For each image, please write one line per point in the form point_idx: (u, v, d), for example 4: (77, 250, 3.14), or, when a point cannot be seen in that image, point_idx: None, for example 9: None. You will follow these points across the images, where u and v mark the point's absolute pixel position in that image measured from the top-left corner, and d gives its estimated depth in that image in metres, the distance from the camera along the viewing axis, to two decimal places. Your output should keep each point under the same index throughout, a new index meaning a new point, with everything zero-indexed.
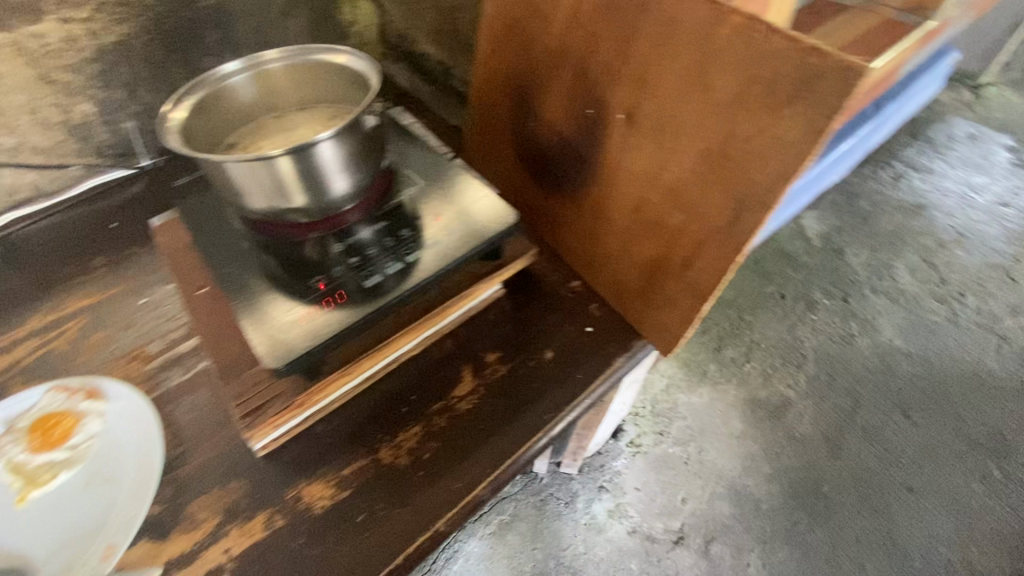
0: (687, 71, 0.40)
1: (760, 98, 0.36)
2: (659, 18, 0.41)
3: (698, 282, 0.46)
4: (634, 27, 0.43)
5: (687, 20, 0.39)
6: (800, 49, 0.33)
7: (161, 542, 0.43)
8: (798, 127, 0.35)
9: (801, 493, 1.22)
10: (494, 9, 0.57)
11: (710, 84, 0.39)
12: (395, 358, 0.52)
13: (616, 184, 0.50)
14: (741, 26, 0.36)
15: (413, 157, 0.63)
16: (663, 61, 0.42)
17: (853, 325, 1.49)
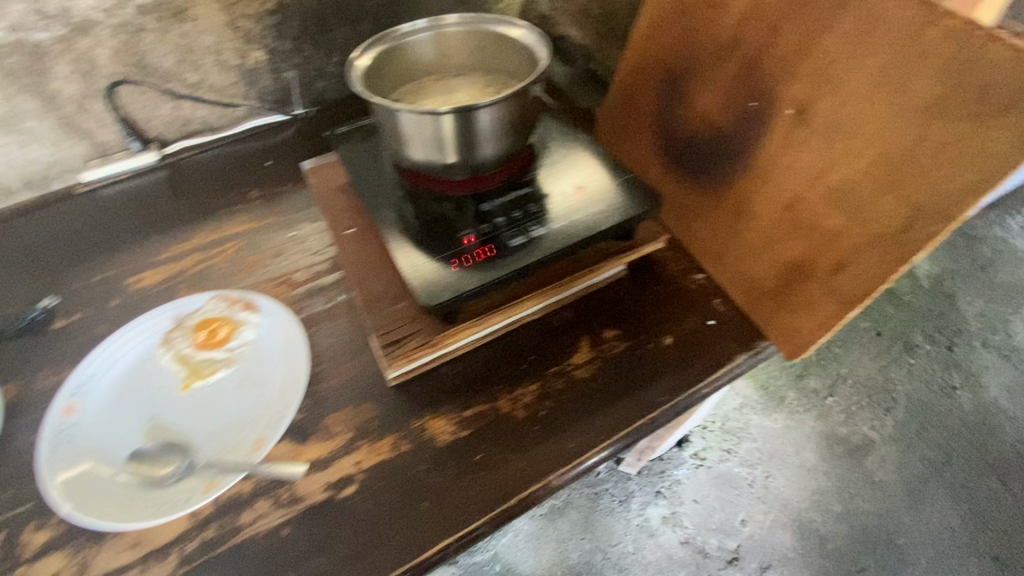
0: (882, 72, 0.41)
1: (967, 105, 0.37)
2: (861, 18, 0.41)
3: (848, 289, 0.45)
4: (828, 23, 0.43)
5: (893, 20, 0.40)
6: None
7: (301, 445, 0.48)
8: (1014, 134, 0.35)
9: (871, 539, 1.15)
10: None
11: (907, 86, 0.39)
12: (519, 318, 0.55)
13: (769, 181, 0.50)
14: (956, 29, 0.37)
15: (556, 135, 0.64)
16: (855, 60, 0.42)
17: (955, 376, 1.38)
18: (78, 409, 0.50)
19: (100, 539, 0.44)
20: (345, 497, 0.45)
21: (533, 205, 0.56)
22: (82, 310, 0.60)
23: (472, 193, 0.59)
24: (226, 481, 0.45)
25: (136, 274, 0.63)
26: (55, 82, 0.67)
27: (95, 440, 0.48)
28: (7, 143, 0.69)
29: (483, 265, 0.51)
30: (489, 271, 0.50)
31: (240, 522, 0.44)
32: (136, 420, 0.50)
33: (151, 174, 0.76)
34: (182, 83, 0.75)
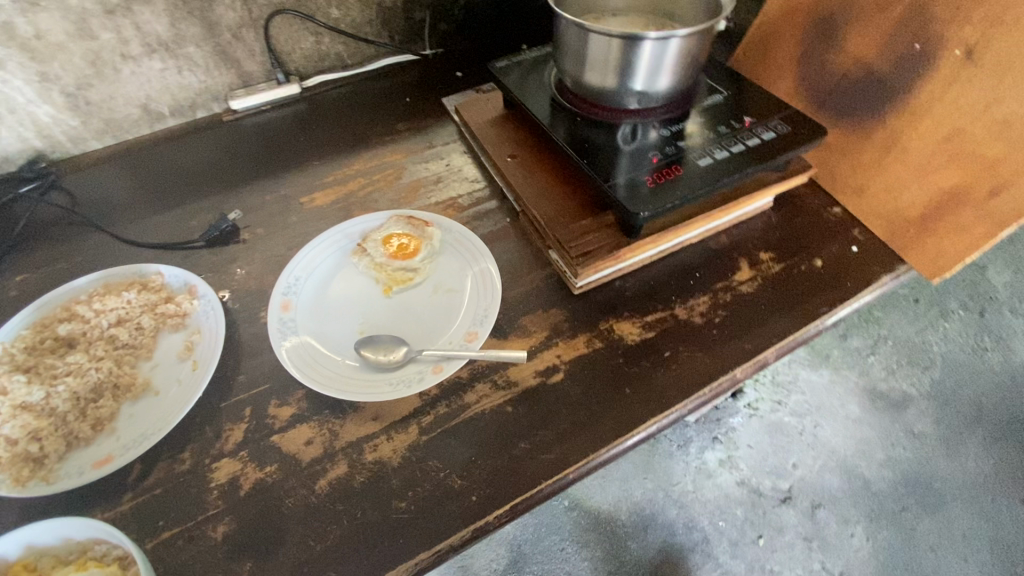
0: None
1: None
2: None
3: (1003, 210, 0.51)
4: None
5: None
6: None
7: (504, 340, 0.53)
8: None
9: (912, 483, 1.25)
10: None
11: None
12: (683, 240, 0.60)
13: (929, 116, 0.55)
14: None
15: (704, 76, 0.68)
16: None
17: (985, 340, 1.47)
18: (294, 305, 0.54)
19: (341, 414, 0.49)
20: (556, 382, 0.51)
21: (698, 136, 0.61)
22: (264, 225, 0.64)
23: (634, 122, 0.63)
24: (451, 366, 0.50)
25: (308, 195, 0.67)
26: (220, 9, 0.70)
27: (317, 332, 0.53)
28: (168, 68, 0.72)
29: (663, 186, 0.56)
30: (671, 191, 0.55)
31: (467, 401, 0.49)
32: (349, 318, 0.55)
33: (291, 107, 0.79)
34: (326, 17, 0.78)
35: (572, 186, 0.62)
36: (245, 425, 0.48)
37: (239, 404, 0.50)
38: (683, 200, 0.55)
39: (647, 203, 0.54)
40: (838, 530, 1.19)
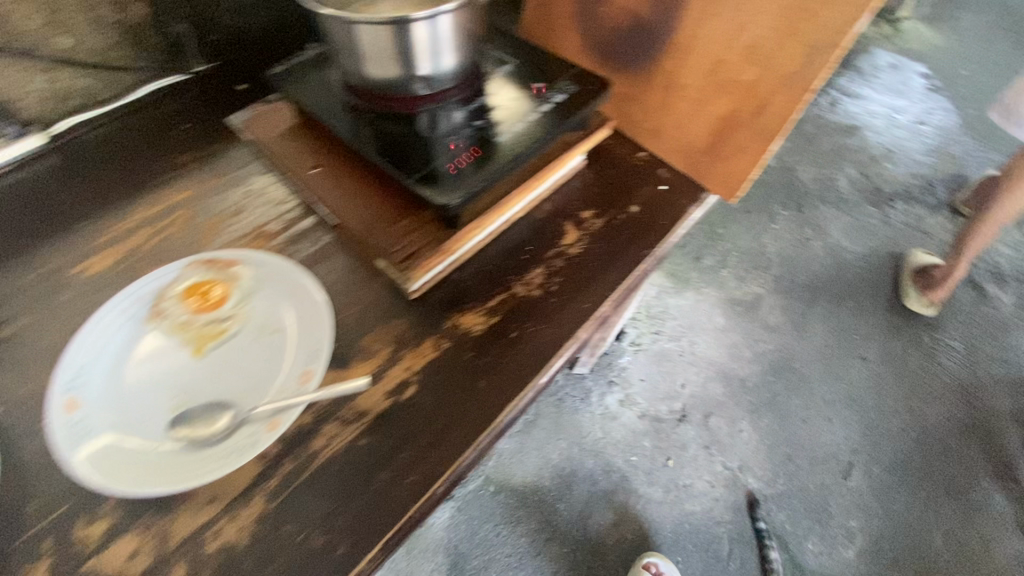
0: None
1: None
2: None
3: (768, 126, 0.56)
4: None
5: None
6: None
7: (346, 369, 0.49)
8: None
9: (776, 370, 1.42)
10: None
11: None
12: (508, 217, 0.60)
13: (694, 51, 0.59)
14: None
15: (492, 47, 0.67)
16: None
17: (808, 231, 1.69)
18: (81, 401, 0.45)
19: (170, 509, 0.42)
20: (407, 398, 0.48)
21: (497, 109, 0.60)
22: (28, 313, 0.53)
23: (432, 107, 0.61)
24: (287, 417, 0.45)
25: (80, 264, 0.57)
26: None
27: (119, 425, 0.44)
28: None
29: (474, 166, 0.55)
30: (482, 170, 0.54)
31: (315, 448, 0.45)
32: (158, 397, 0.47)
33: (39, 161, 0.65)
34: (52, 48, 0.67)
35: (385, 188, 0.58)
36: (47, 561, 0.40)
37: (34, 538, 0.41)
38: (495, 176, 0.54)
39: (460, 188, 0.53)
40: (729, 430, 1.32)
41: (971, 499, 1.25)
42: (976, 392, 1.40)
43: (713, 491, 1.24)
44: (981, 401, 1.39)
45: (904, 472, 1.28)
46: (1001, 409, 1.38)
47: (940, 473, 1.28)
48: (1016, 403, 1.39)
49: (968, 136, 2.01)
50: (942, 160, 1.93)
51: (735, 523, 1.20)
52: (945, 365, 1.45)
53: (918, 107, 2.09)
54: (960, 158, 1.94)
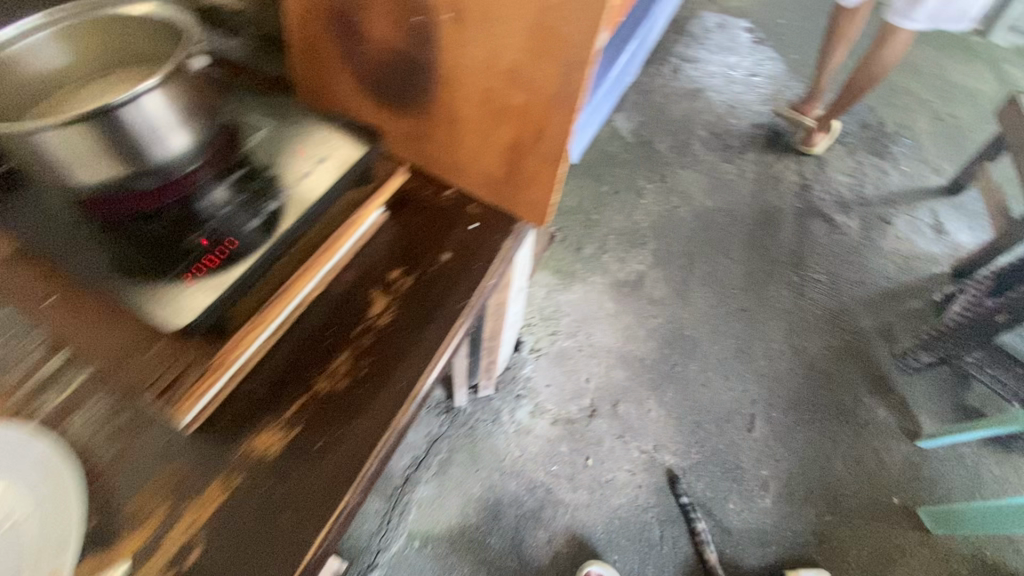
0: None
1: None
2: None
3: (552, 148, 0.53)
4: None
5: None
6: None
7: (109, 550, 0.40)
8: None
9: (671, 342, 1.46)
10: None
11: None
12: (303, 299, 0.53)
13: (461, 82, 0.54)
14: None
15: (242, 107, 0.60)
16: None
17: (674, 199, 1.76)
18: None
19: None
20: (192, 564, 0.40)
21: (257, 183, 0.53)
22: None
23: (177, 197, 0.52)
24: None
25: None
26: None
27: None
28: None
29: (241, 249, 0.48)
30: (249, 253, 0.48)
31: None
32: None
33: None
34: None
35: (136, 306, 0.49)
36: None
37: None
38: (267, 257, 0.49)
39: (228, 278, 0.46)
40: (638, 413, 1.34)
41: (859, 418, 1.35)
42: (844, 317, 1.52)
43: (635, 478, 1.25)
44: (850, 324, 1.51)
45: (798, 409, 1.36)
46: (867, 328, 1.50)
47: (830, 401, 1.37)
48: (877, 318, 1.52)
49: (795, 80, 2.17)
50: (777, 107, 2.07)
51: (661, 505, 1.22)
52: (814, 298, 1.56)
53: (748, 61, 2.23)
54: (792, 102, 2.09)
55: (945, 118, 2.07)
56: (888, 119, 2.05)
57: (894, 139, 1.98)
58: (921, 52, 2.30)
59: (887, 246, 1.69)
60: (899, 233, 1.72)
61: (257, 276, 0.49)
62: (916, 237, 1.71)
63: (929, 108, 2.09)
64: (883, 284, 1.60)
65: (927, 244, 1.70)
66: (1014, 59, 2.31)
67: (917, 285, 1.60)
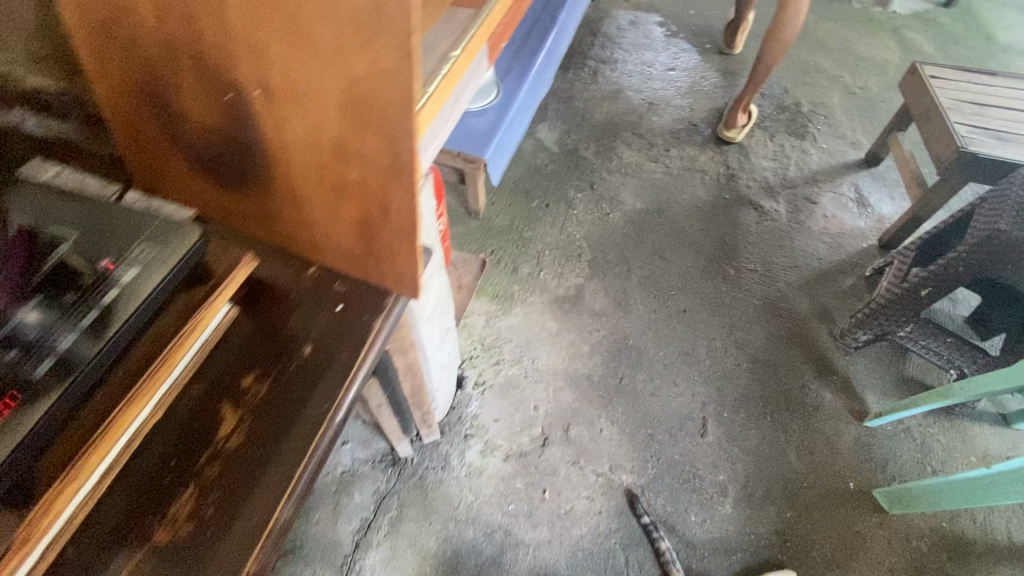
0: (285, 28, 0.39)
1: (352, 37, 0.37)
2: None
3: (402, 222, 0.48)
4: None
5: None
6: None
7: None
8: (397, 45, 0.36)
9: (616, 354, 1.42)
10: (73, 12, 0.48)
11: (309, 37, 0.38)
12: (137, 430, 0.46)
13: (293, 160, 0.48)
14: None
15: (39, 204, 0.51)
16: (258, 25, 0.40)
17: (604, 206, 1.74)
18: None
19: None
20: None
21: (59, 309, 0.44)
22: None
23: None
24: None
25: None
26: None
27: None
28: None
29: (33, 394, 0.41)
30: (47, 398, 0.41)
31: None
32: None
33: None
34: None
35: None
36: None
37: None
38: (71, 395, 0.43)
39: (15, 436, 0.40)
40: (591, 435, 1.30)
41: (808, 405, 1.35)
42: (783, 305, 1.52)
43: (595, 505, 1.21)
44: (789, 311, 1.51)
45: (749, 406, 1.35)
46: (806, 312, 1.51)
47: (779, 393, 1.37)
48: (814, 301, 1.53)
49: (711, 70, 2.18)
50: (697, 99, 2.08)
51: (623, 529, 1.18)
52: (752, 289, 1.55)
53: (663, 55, 2.23)
54: (711, 91, 2.10)
55: (855, 91, 2.12)
56: (803, 99, 2.08)
57: (811, 118, 2.01)
58: (826, 29, 2.35)
59: (816, 226, 1.70)
60: (825, 211, 1.74)
61: (58, 423, 0.43)
62: (842, 213, 1.74)
63: (840, 83, 2.14)
64: (816, 266, 1.61)
65: (853, 219, 1.72)
66: (913, 25, 2.39)
67: (848, 262, 1.62)
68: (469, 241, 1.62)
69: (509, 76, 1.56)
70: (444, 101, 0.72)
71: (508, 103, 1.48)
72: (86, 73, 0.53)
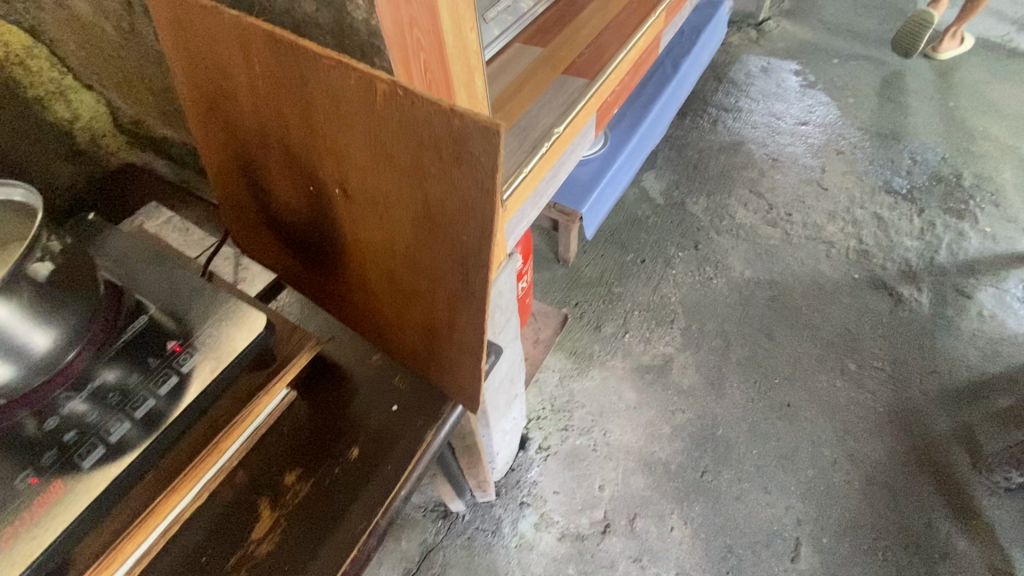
0: (367, 139, 0.36)
1: (432, 161, 0.33)
2: (327, 94, 0.36)
3: (466, 341, 0.43)
4: (303, 93, 0.38)
5: (344, 89, 0.35)
6: (442, 111, 0.30)
7: None
8: (476, 177, 0.32)
9: (701, 441, 1.28)
10: (192, 90, 0.50)
11: (389, 151, 0.35)
12: (176, 518, 0.44)
13: (365, 257, 0.46)
14: (387, 93, 0.32)
15: (130, 266, 0.51)
16: (341, 131, 0.38)
17: (707, 270, 1.59)
18: None
19: None
20: None
21: (122, 391, 0.44)
22: None
23: (26, 415, 0.41)
24: None
25: None
26: None
27: None
28: None
29: (80, 482, 0.40)
30: (92, 486, 0.40)
31: None
32: None
33: None
34: None
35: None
36: None
37: None
38: (118, 480, 0.41)
39: (57, 524, 0.39)
40: (659, 531, 1.17)
41: (934, 548, 1.12)
42: (912, 417, 1.29)
43: None
44: (921, 426, 1.27)
45: (855, 536, 1.14)
46: (942, 431, 1.26)
47: (896, 526, 1.15)
48: (956, 419, 1.28)
49: (851, 128, 1.95)
50: (831, 159, 1.86)
51: None
52: (875, 393, 1.33)
53: (797, 107, 2.03)
54: (848, 152, 1.87)
55: None
56: (965, 170, 1.78)
57: (973, 194, 1.72)
58: (1003, 90, 2.02)
59: (967, 327, 1.43)
60: (983, 309, 1.46)
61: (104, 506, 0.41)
62: (1004, 314, 1.45)
63: (1016, 154, 1.81)
64: (963, 375, 1.35)
65: (1019, 324, 1.43)
66: None
67: (1007, 378, 1.33)
68: (554, 290, 1.56)
69: (618, 126, 1.49)
70: (540, 179, 0.68)
71: (613, 155, 1.42)
72: (200, 142, 0.56)
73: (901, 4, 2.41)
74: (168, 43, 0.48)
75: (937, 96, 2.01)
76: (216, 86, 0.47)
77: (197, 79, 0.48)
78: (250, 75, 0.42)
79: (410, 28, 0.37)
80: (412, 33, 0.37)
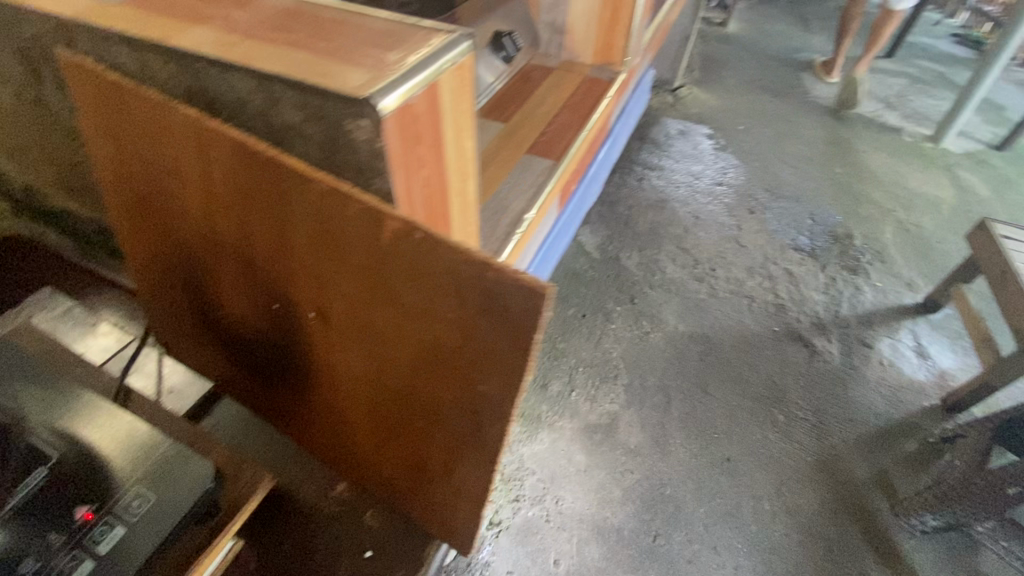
0: (403, 274, 0.38)
1: (472, 303, 0.36)
2: (357, 230, 0.39)
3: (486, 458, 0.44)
4: (327, 224, 0.40)
5: (379, 233, 0.38)
6: (487, 264, 0.34)
7: None
8: (515, 322, 0.35)
9: (651, 503, 1.27)
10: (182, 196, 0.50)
11: (423, 287, 0.38)
12: None
13: (377, 373, 0.46)
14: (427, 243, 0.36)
15: (54, 409, 0.54)
16: (371, 266, 0.39)
17: (644, 324, 1.64)
18: None
19: None
20: None
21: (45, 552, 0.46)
22: None
23: None
24: None
25: None
26: None
27: None
28: None
29: None
30: None
31: None
32: None
33: None
34: None
35: None
36: None
37: None
38: None
39: None
40: None
41: None
42: (836, 465, 1.37)
43: None
44: (844, 473, 1.36)
45: None
46: (862, 476, 1.36)
47: None
48: (873, 465, 1.38)
49: (759, 189, 2.14)
50: (745, 217, 2.02)
51: None
52: (802, 443, 1.41)
53: (712, 168, 2.20)
54: (759, 212, 2.05)
55: (910, 227, 2.05)
56: (855, 230, 2.01)
57: (864, 252, 1.93)
58: (878, 159, 2.33)
59: (872, 375, 1.58)
60: (882, 358, 1.62)
61: None
62: (900, 362, 1.62)
63: (893, 216, 2.08)
64: (873, 422, 1.47)
65: (912, 370, 1.60)
66: (967, 164, 2.35)
67: (910, 422, 1.47)
68: None
69: None
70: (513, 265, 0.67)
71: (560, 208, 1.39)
72: (180, 241, 0.55)
73: (791, 78, 2.72)
74: (161, 150, 0.48)
75: (827, 163, 2.28)
76: (214, 199, 0.47)
77: (191, 187, 0.48)
78: (256, 189, 0.43)
79: (415, 144, 0.43)
80: (415, 149, 0.43)
